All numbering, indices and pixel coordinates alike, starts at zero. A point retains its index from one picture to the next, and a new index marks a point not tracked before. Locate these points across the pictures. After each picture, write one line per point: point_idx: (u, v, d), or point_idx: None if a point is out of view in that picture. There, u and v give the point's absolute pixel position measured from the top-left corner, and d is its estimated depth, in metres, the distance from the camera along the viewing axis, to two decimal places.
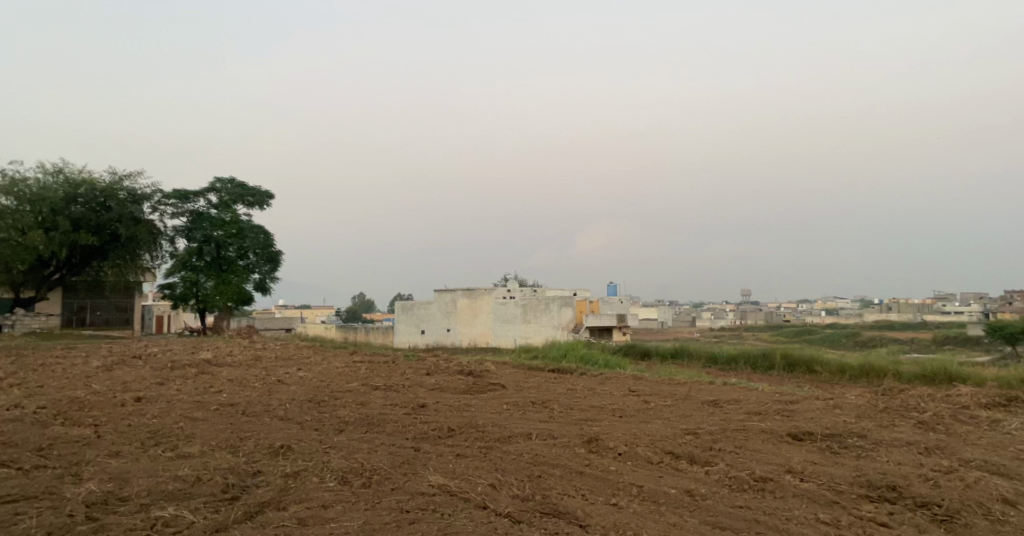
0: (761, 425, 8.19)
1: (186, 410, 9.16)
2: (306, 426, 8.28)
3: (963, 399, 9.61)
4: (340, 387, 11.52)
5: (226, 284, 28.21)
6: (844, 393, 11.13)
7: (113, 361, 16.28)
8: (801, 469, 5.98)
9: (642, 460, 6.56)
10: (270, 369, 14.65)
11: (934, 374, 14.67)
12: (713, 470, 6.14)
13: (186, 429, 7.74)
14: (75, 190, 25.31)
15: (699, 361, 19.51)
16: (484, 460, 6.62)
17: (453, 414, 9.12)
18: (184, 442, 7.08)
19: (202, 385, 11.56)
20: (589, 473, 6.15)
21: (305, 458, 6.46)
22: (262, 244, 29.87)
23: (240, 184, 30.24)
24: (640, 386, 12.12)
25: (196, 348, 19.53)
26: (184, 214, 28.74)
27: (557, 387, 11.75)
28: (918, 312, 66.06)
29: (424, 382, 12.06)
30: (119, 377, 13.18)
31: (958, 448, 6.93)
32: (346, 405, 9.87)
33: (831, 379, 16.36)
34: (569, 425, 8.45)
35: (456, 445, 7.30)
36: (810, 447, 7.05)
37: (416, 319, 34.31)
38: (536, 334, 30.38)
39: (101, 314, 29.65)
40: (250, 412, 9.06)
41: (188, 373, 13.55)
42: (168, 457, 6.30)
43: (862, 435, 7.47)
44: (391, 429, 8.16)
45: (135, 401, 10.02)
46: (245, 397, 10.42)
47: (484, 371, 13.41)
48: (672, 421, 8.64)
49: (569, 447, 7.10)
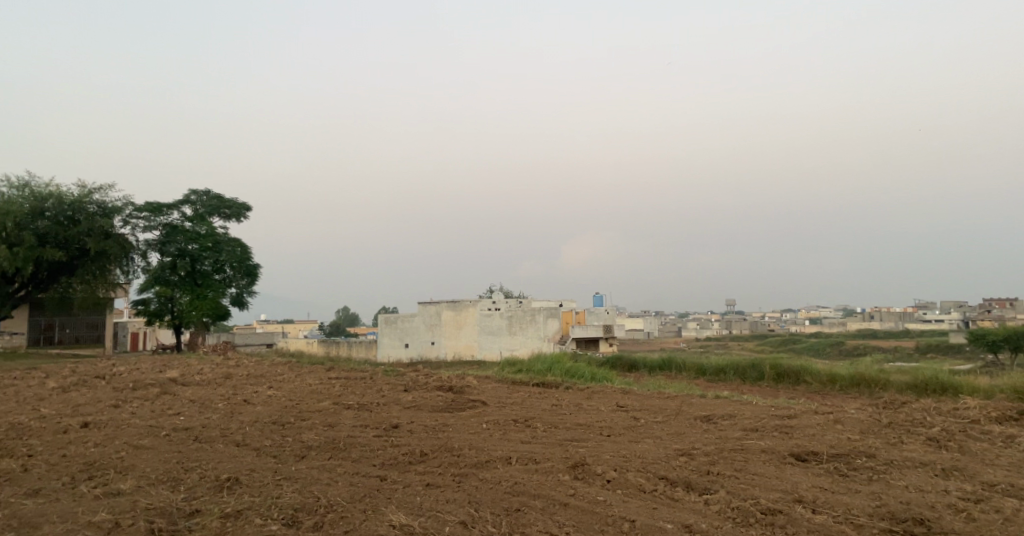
0: (760, 444, 7.50)
1: (132, 436, 8.35)
2: (264, 452, 7.53)
3: (972, 413, 9.00)
4: (311, 406, 10.76)
5: (201, 299, 27.27)
6: (845, 407, 10.53)
7: (72, 381, 15.38)
8: (813, 498, 5.31)
9: (633, 488, 5.86)
10: (238, 388, 13.82)
11: (929, 384, 14.14)
12: (713, 500, 5.45)
13: (126, 460, 6.97)
14: (42, 203, 24.38)
15: (687, 372, 18.94)
16: (457, 491, 5.90)
17: (427, 436, 8.37)
18: (119, 476, 6.32)
19: (159, 407, 10.72)
20: (573, 504, 5.47)
21: (253, 494, 5.72)
22: (239, 257, 28.92)
23: (216, 197, 29.43)
24: (629, 400, 11.48)
25: (166, 366, 18.62)
26: (157, 227, 27.78)
27: (542, 403, 11.08)
28: (901, 321, 66.07)
29: (400, 400, 11.30)
30: (73, 400, 12.26)
31: (979, 469, 6.30)
32: (311, 427, 9.10)
33: (822, 391, 15.79)
34: (551, 446, 7.75)
35: (428, 473, 6.56)
36: (817, 469, 6.38)
37: (399, 333, 33.52)
38: (522, 346, 29.69)
39: (71, 332, 28.52)
40: (203, 438, 8.27)
41: (148, 395, 12.68)
42: (95, 496, 5.55)
43: (873, 455, 6.81)
44: (358, 454, 7.41)
45: (82, 427, 9.18)
46: (203, 420, 9.62)
47: (464, 386, 12.67)
48: (664, 441, 7.96)
49: (553, 474, 6.38)
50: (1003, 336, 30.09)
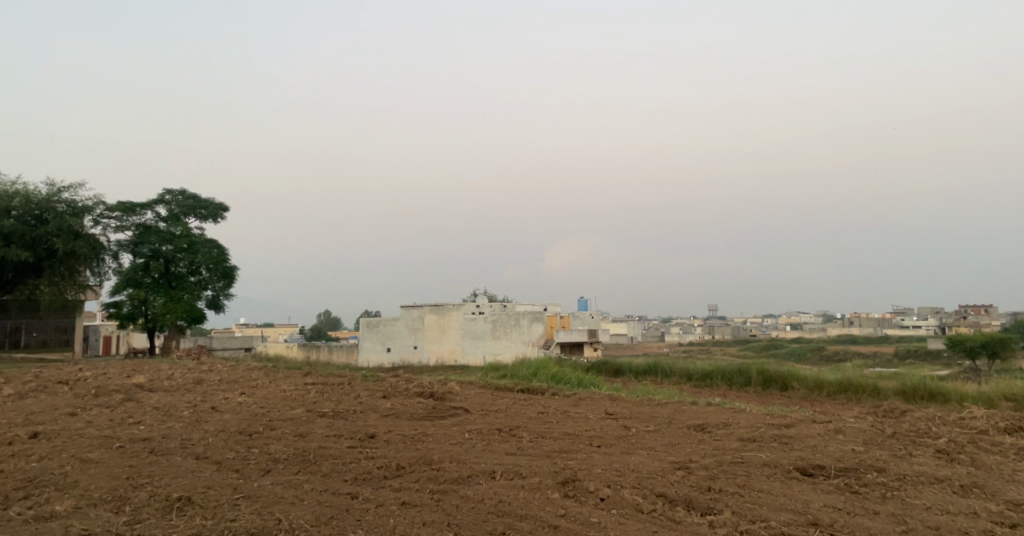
0: (762, 457, 6.97)
1: (82, 449, 7.70)
2: (225, 466, 6.91)
3: (978, 423, 8.54)
4: (282, 414, 10.12)
5: (175, 301, 26.46)
6: (843, 416, 10.07)
7: (33, 386, 14.59)
8: (830, 521, 4.80)
9: (629, 508, 5.31)
10: (208, 395, 13.11)
11: (918, 390, 13.80)
12: (718, 521, 4.93)
13: (70, 477, 6.33)
14: (8, 202, 23.49)
15: (674, 377, 18.48)
16: (435, 511, 5.33)
17: (405, 448, 7.77)
18: (59, 499, 5.71)
19: (119, 416, 10.04)
20: (564, 528, 4.92)
21: (206, 518, 5.13)
22: (215, 258, 28.04)
23: (191, 196, 28.61)
24: (618, 408, 10.98)
25: (134, 370, 17.85)
26: (130, 227, 26.85)
27: (527, 410, 10.54)
28: (880, 326, 66.23)
29: (378, 407, 10.69)
30: (28, 408, 11.52)
31: (1002, 486, 5.81)
32: (280, 437, 8.48)
33: (809, 397, 15.36)
34: (538, 458, 7.19)
35: (404, 490, 5.99)
36: (826, 486, 5.86)
37: (381, 337, 32.79)
38: (506, 351, 29.16)
39: (38, 336, 27.33)
40: (159, 450, 7.62)
41: (110, 403, 11.94)
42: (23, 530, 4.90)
43: (883, 469, 6.31)
44: (328, 468, 6.81)
45: (31, 437, 8.52)
46: (164, 429, 8.95)
47: (446, 393, 12.09)
48: (657, 452, 7.42)
49: (540, 491, 5.82)
50: (980, 342, 29.99)
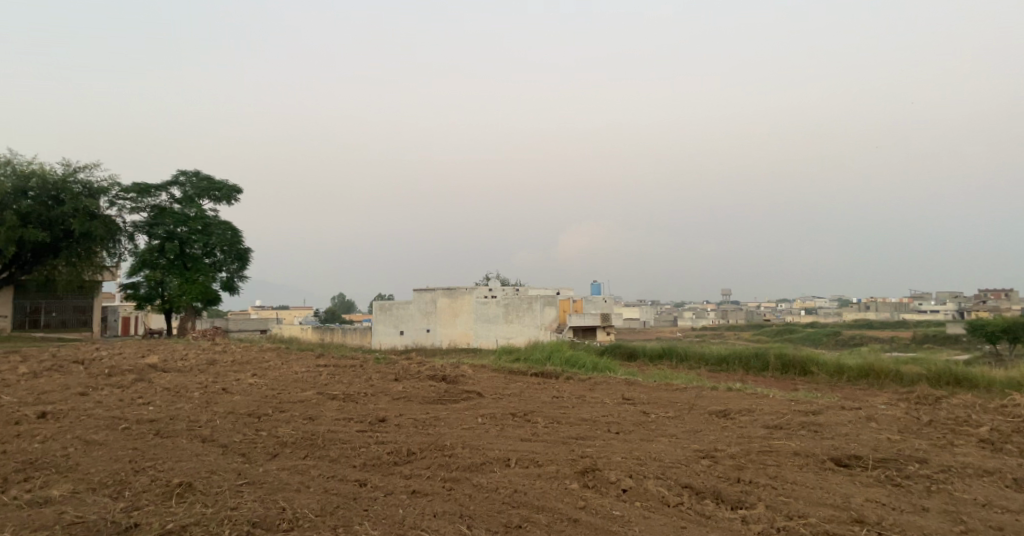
0: (793, 446, 6.61)
1: (87, 430, 7.47)
2: (230, 450, 6.66)
3: (1018, 411, 8.11)
4: (292, 396, 9.88)
5: (191, 283, 26.36)
6: (872, 402, 9.68)
7: (46, 366, 14.47)
8: (877, 519, 4.46)
9: (654, 501, 4.98)
10: (220, 376, 12.91)
11: (943, 376, 13.34)
12: (752, 516, 4.61)
13: (72, 460, 6.10)
14: (24, 182, 23.32)
15: (689, 362, 18.13)
16: (447, 501, 5.03)
17: (415, 433, 7.48)
18: (57, 482, 5.49)
19: (128, 396, 9.83)
20: (586, 521, 4.61)
21: (207, 504, 4.88)
22: (229, 241, 27.84)
23: (205, 178, 28.38)
24: (636, 392, 10.67)
25: (148, 351, 17.73)
26: (145, 209, 26.70)
27: (542, 394, 10.25)
28: (896, 310, 65.26)
29: (389, 391, 10.41)
30: (39, 387, 11.35)
31: None
32: (289, 420, 8.23)
33: (830, 382, 14.92)
34: (554, 445, 6.89)
35: (415, 478, 5.71)
36: (865, 478, 5.51)
37: (394, 320, 32.66)
38: (518, 335, 28.88)
39: (57, 316, 27.44)
40: (165, 432, 7.39)
41: (121, 383, 11.73)
42: (17, 521, 4.64)
43: (924, 459, 5.93)
44: (336, 453, 6.54)
45: (38, 417, 8.32)
46: (172, 411, 8.74)
47: (459, 376, 11.80)
48: (681, 440, 7.07)
49: (559, 481, 5.51)
50: (1001, 327, 29.29)
